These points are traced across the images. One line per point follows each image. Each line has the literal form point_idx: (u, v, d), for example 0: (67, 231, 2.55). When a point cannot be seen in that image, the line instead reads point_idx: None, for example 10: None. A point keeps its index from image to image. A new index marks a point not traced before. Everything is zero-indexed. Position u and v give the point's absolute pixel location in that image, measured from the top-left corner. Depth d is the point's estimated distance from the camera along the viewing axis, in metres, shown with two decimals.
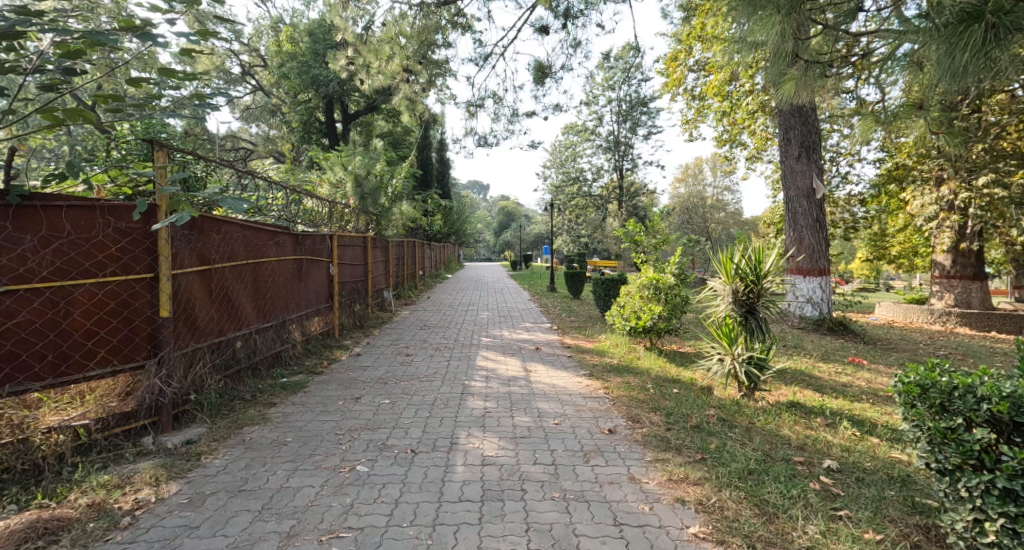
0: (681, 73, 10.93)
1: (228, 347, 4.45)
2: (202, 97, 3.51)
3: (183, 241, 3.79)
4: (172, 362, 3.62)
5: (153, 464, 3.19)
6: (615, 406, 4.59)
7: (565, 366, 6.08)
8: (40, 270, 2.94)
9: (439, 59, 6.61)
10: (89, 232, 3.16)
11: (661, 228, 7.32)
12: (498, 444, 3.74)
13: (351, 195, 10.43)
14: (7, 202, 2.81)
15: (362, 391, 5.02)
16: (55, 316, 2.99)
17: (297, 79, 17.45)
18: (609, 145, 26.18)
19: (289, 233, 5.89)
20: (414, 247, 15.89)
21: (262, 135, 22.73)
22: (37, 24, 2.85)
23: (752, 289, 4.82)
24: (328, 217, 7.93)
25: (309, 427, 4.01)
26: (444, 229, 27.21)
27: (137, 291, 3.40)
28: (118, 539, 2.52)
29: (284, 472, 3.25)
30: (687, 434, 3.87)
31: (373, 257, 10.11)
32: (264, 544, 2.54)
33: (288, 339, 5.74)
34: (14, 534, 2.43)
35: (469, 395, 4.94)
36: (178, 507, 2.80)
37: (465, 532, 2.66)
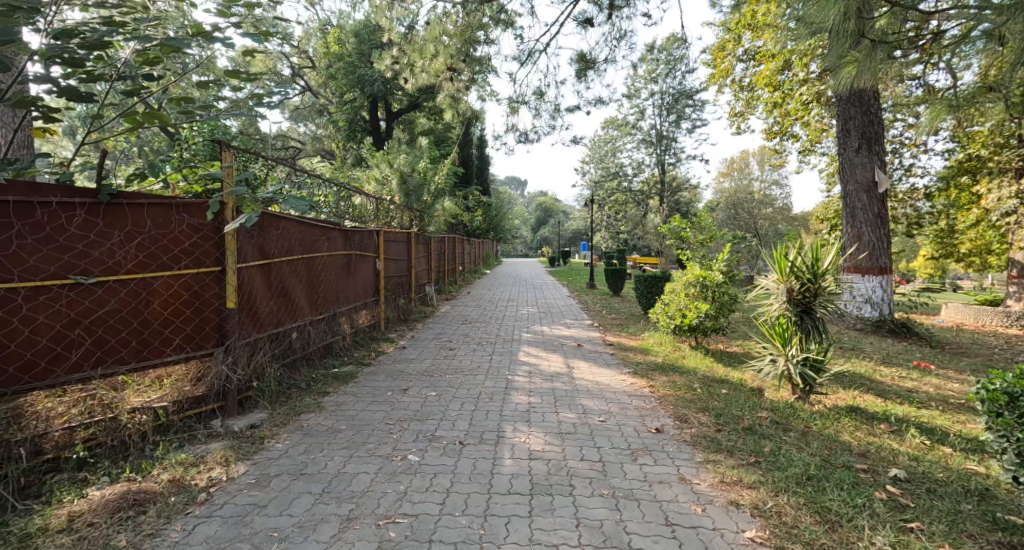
0: (728, 64, 10.60)
1: (285, 337, 4.68)
2: (259, 97, 3.69)
3: (248, 237, 4.00)
4: (237, 351, 3.83)
5: (223, 445, 3.40)
6: (661, 405, 4.53)
7: (608, 363, 6.02)
8: (125, 263, 3.15)
9: (482, 56, 6.66)
10: (166, 228, 3.37)
11: (709, 224, 7.07)
12: (545, 439, 3.77)
13: (395, 192, 10.64)
14: (99, 200, 3.03)
15: (409, 383, 5.14)
16: (138, 306, 3.20)
17: (344, 79, 18.04)
18: (651, 138, 25.65)
19: (341, 229, 6.10)
20: (454, 243, 16.08)
21: (310, 134, 23.47)
22: (121, 33, 3.07)
23: (809, 288, 4.63)
24: (375, 213, 8.15)
25: (362, 416, 4.16)
26: (485, 225, 27.41)
27: (207, 284, 3.62)
28: (196, 513, 2.70)
29: (341, 458, 3.39)
30: (740, 436, 3.78)
31: (416, 253, 10.33)
32: (326, 525, 2.65)
33: (338, 331, 5.96)
34: (109, 503, 2.65)
35: (513, 390, 4.99)
36: (247, 487, 2.97)
37: (516, 525, 2.70)
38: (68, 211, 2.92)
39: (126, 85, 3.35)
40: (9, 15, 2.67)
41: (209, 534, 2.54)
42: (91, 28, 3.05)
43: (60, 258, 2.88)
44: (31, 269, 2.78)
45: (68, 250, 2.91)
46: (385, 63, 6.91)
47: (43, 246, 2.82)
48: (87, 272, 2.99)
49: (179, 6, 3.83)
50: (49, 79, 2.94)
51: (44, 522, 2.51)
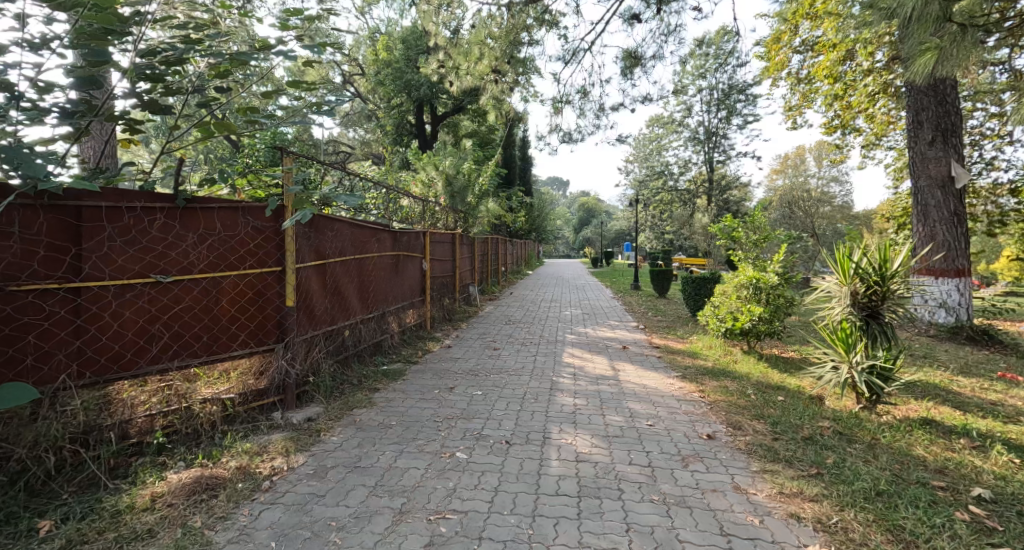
0: (784, 56, 10.17)
1: (338, 335, 4.86)
2: (317, 105, 3.88)
3: (305, 238, 4.18)
4: (296, 347, 4.02)
5: (283, 436, 3.57)
6: (712, 411, 4.41)
7: (655, 367, 5.91)
8: (198, 263, 3.36)
9: (526, 57, 6.72)
10: (233, 230, 3.58)
11: (762, 223, 6.79)
12: (592, 442, 3.75)
13: (440, 194, 10.83)
14: (176, 205, 3.25)
15: (455, 381, 5.23)
16: (208, 303, 3.41)
17: (392, 84, 18.52)
18: (699, 136, 24.98)
19: (389, 230, 6.29)
20: (497, 243, 16.19)
21: (359, 139, 24.17)
22: (196, 50, 3.30)
23: (875, 291, 4.39)
24: (422, 215, 8.32)
25: (411, 413, 4.27)
26: (527, 225, 27.39)
27: (269, 283, 3.81)
28: (261, 499, 2.86)
29: (392, 453, 3.50)
30: (799, 446, 3.63)
31: (461, 254, 10.49)
32: (380, 518, 2.74)
33: (387, 329, 6.13)
34: (185, 486, 2.83)
35: (558, 391, 4.98)
36: (306, 477, 3.11)
37: (565, 527, 2.70)
38: (151, 215, 3.14)
39: (200, 98, 3.60)
40: (104, 38, 2.93)
41: (274, 520, 2.68)
42: (172, 47, 3.30)
43: (142, 258, 3.10)
44: (119, 268, 3.00)
45: (149, 251, 3.13)
46: (430, 67, 6.98)
47: (129, 247, 3.04)
48: (165, 272, 3.21)
49: (241, 20, 4.05)
50: (134, 94, 3.18)
51: (131, 500, 2.72)
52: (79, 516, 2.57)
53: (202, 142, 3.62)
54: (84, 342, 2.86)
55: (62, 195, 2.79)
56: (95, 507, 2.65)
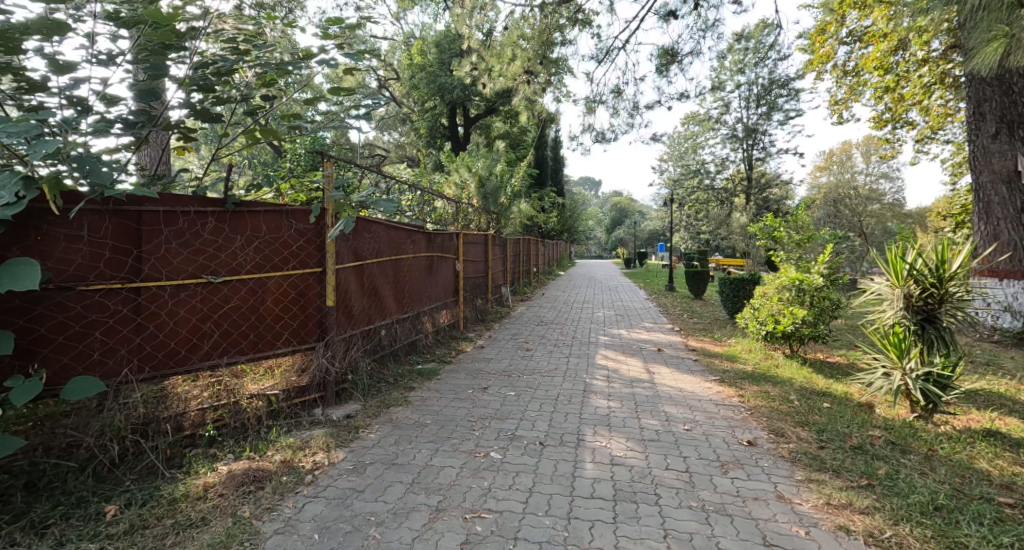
0: (829, 49, 9.80)
1: (375, 334, 4.95)
2: (356, 110, 4.00)
3: (345, 240, 4.29)
4: (335, 345, 4.12)
5: (324, 432, 3.66)
6: (752, 416, 4.29)
7: (692, 370, 5.79)
8: (246, 264, 3.49)
9: (559, 57, 6.71)
10: (278, 233, 3.69)
11: (805, 222, 6.54)
12: (627, 445, 3.70)
13: (473, 195, 10.90)
14: (225, 208, 3.37)
15: (489, 382, 5.26)
16: (255, 303, 3.53)
17: (426, 87, 18.79)
18: (737, 133, 24.35)
19: (424, 232, 6.38)
20: (529, 244, 16.19)
21: (393, 142, 24.60)
22: (245, 61, 3.45)
23: (932, 293, 4.19)
24: (455, 216, 8.40)
25: (446, 412, 4.31)
26: (559, 226, 27.27)
27: (310, 283, 3.92)
28: (304, 492, 2.94)
29: (428, 451, 3.54)
30: (847, 456, 3.48)
31: (493, 255, 10.53)
32: (417, 514, 2.78)
33: (421, 329, 6.22)
34: (234, 478, 2.94)
35: (592, 393, 4.94)
36: (346, 472, 3.18)
37: (601, 530, 2.68)
38: (203, 218, 3.27)
39: (248, 106, 3.74)
40: (162, 52, 3.09)
41: (316, 513, 2.75)
42: (224, 59, 3.46)
43: (195, 259, 3.23)
44: (175, 269, 3.13)
45: (202, 253, 3.26)
46: (463, 70, 7.02)
47: (183, 249, 3.17)
48: (216, 272, 3.33)
49: (283, 29, 4.20)
50: (187, 104, 3.34)
51: (186, 489, 2.83)
52: (140, 503, 2.69)
53: (248, 148, 3.76)
54: (143, 338, 3.00)
55: (124, 200, 2.94)
56: (155, 495, 2.77)
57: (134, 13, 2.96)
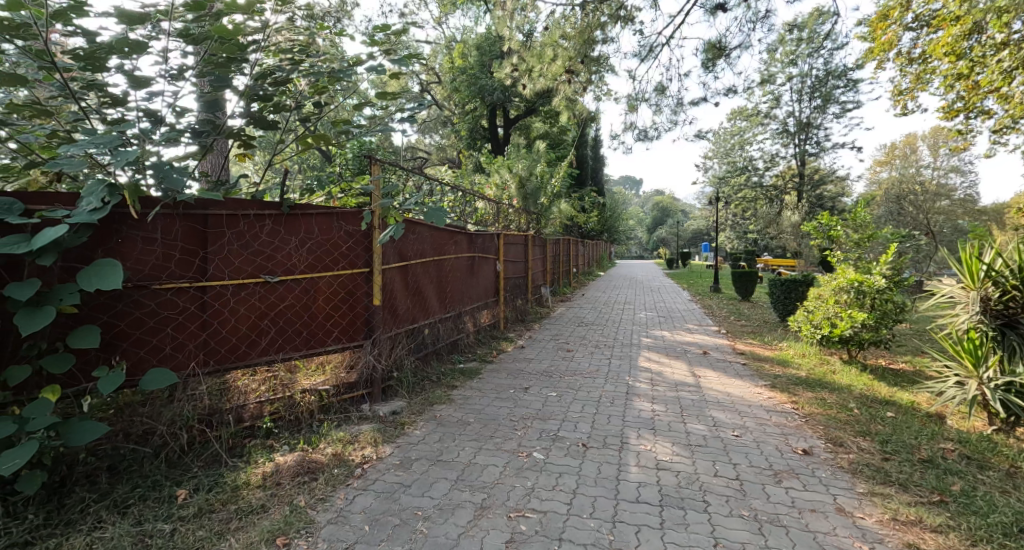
0: (893, 36, 9.26)
1: (418, 333, 5.05)
2: (401, 115, 4.11)
3: (391, 242, 4.39)
4: (382, 344, 4.23)
5: (371, 427, 3.77)
6: (807, 424, 4.12)
7: (740, 374, 5.61)
8: (299, 265, 3.64)
9: (600, 55, 6.66)
10: (328, 234, 3.83)
11: (866, 220, 6.18)
12: (673, 450, 3.63)
13: (514, 196, 10.94)
14: (281, 211, 3.51)
15: (530, 382, 5.27)
16: (307, 301, 3.68)
17: (467, 90, 19.00)
18: (787, 128, 23.42)
19: (466, 233, 6.46)
20: (569, 245, 16.10)
21: (434, 145, 25.01)
22: (300, 71, 3.62)
23: (1011, 297, 3.92)
24: (495, 217, 8.46)
25: (488, 411, 4.35)
26: (600, 226, 27.00)
27: (358, 283, 4.05)
28: (354, 485, 3.04)
29: (471, 449, 3.59)
30: (913, 469, 3.30)
31: (533, 256, 10.54)
32: (462, 511, 2.82)
33: (462, 329, 6.29)
34: (290, 468, 3.07)
35: (635, 395, 4.88)
36: (392, 467, 3.27)
37: (647, 535, 2.64)
38: (261, 221, 3.43)
39: (302, 113, 3.91)
40: (226, 65, 3.28)
41: (366, 505, 2.84)
42: (281, 70, 3.64)
43: (255, 260, 3.39)
44: (236, 269, 3.30)
45: (260, 254, 3.42)
46: (504, 72, 7.05)
47: (244, 250, 3.34)
48: (272, 272, 3.49)
49: (332, 38, 4.36)
50: (248, 114, 3.54)
51: (247, 477, 2.98)
52: (207, 488, 2.85)
53: (302, 154, 3.92)
54: (208, 334, 3.18)
55: (192, 204, 3.12)
56: (220, 481, 2.93)
57: (203, 30, 3.17)
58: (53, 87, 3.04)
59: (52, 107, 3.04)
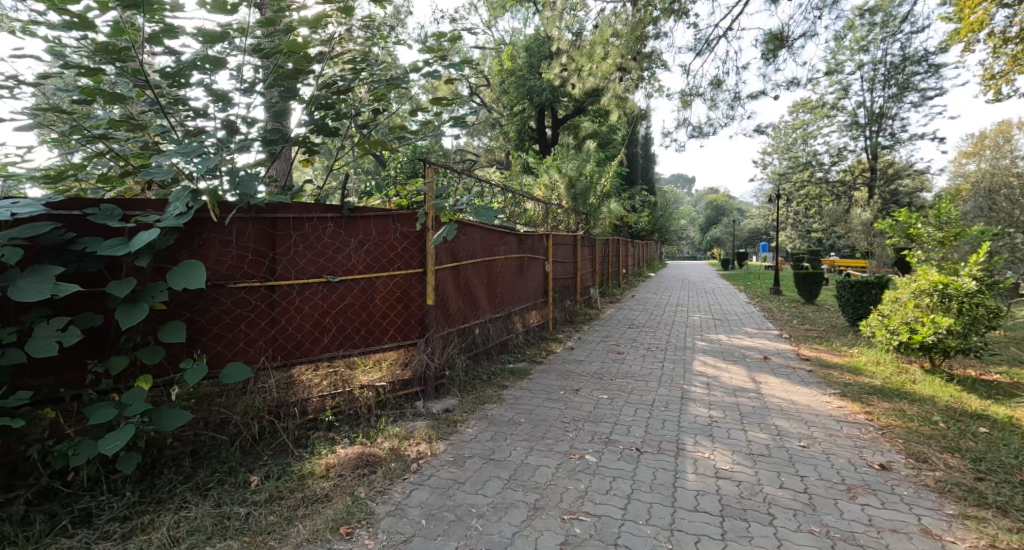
0: (982, 15, 8.51)
1: (469, 333, 5.12)
2: (455, 118, 4.20)
3: (444, 243, 4.47)
4: (435, 342, 4.32)
5: (426, 424, 3.86)
6: (884, 437, 3.87)
7: (806, 382, 5.33)
8: (358, 265, 3.77)
9: (652, 51, 6.53)
10: (385, 236, 3.95)
11: (953, 216, 5.75)
12: (732, 458, 3.51)
13: (563, 196, 10.88)
14: (341, 214, 3.65)
15: (581, 384, 5.23)
16: (365, 301, 3.81)
17: (516, 92, 19.11)
18: (856, 120, 22.05)
19: (516, 233, 6.49)
20: (619, 245, 15.85)
21: (483, 147, 25.29)
22: (360, 79, 3.78)
23: None
24: (544, 217, 8.46)
25: (539, 411, 4.35)
26: (650, 226, 26.43)
27: (413, 283, 4.15)
28: (411, 479, 3.12)
29: (523, 449, 3.60)
30: (1011, 492, 3.03)
31: (582, 257, 10.47)
32: (516, 510, 2.84)
33: (512, 330, 6.33)
34: (351, 460, 3.19)
35: (690, 400, 4.75)
36: (447, 463, 3.33)
37: (708, 546, 2.57)
38: (323, 223, 3.58)
39: (362, 120, 4.07)
40: (294, 77, 3.46)
41: (422, 500, 2.91)
42: (343, 80, 3.81)
43: (318, 261, 3.55)
44: (301, 269, 3.47)
45: (323, 254, 3.58)
46: (553, 72, 7.04)
47: (307, 251, 3.50)
48: (333, 273, 3.64)
49: (387, 46, 4.50)
50: (313, 122, 3.72)
51: (311, 467, 3.12)
52: (276, 476, 3.00)
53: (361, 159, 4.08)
54: (277, 330, 3.36)
55: (263, 208, 3.30)
56: (288, 470, 3.08)
57: (273, 44, 3.37)
58: (144, 102, 3.30)
59: (143, 121, 3.30)
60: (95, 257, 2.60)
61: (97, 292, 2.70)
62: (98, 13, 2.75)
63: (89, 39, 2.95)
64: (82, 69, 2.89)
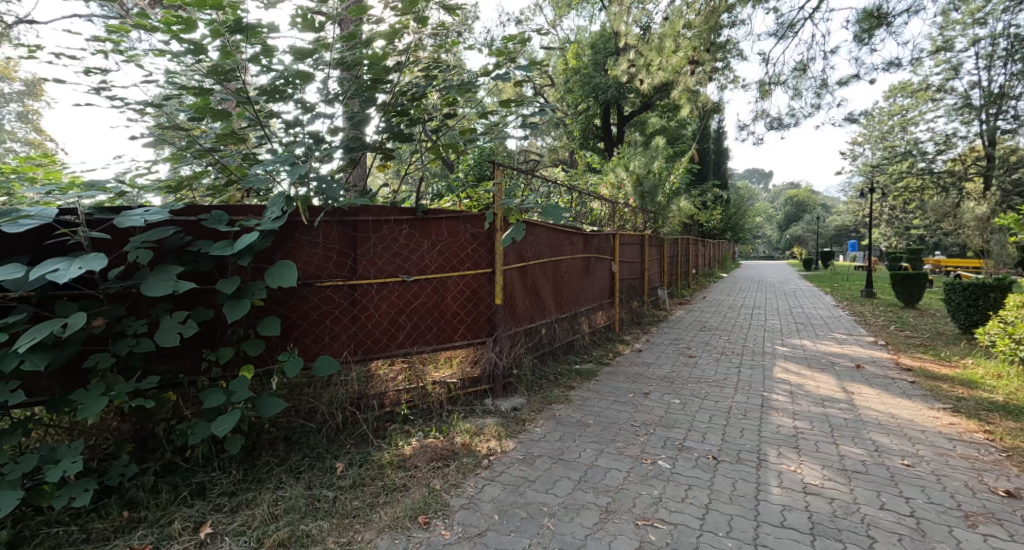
0: None
1: (536, 332, 5.15)
2: (524, 119, 4.25)
3: (512, 243, 4.53)
4: (503, 341, 4.37)
5: (495, 421, 3.94)
6: (1008, 461, 3.49)
7: (908, 395, 4.89)
8: (430, 266, 3.91)
9: (727, 41, 6.26)
10: (456, 237, 4.06)
11: None
12: (822, 473, 3.30)
13: (631, 194, 10.65)
14: (416, 216, 3.80)
15: (650, 387, 5.11)
16: (437, 300, 3.94)
17: (581, 90, 18.97)
18: (963, 104, 19.92)
19: (582, 233, 6.45)
20: (689, 245, 15.31)
21: (546, 147, 25.31)
22: (434, 85, 3.92)
23: None
24: (611, 216, 8.34)
25: (608, 414, 4.30)
26: (722, 224, 25.29)
27: (482, 283, 4.23)
28: (483, 475, 3.20)
29: (593, 451, 3.58)
30: None
31: (650, 256, 10.22)
32: (588, 512, 2.84)
33: (578, 330, 6.30)
34: (427, 453, 3.32)
35: (771, 409, 4.51)
36: (517, 461, 3.38)
37: None
38: (399, 225, 3.74)
39: (436, 125, 4.21)
40: (374, 87, 3.66)
41: (495, 496, 2.97)
42: (418, 86, 3.95)
43: (394, 261, 3.71)
44: (379, 269, 3.64)
45: (399, 255, 3.74)
46: (621, 68, 6.93)
47: (385, 252, 3.67)
48: (407, 272, 3.79)
49: (457, 51, 4.63)
50: (390, 129, 3.90)
51: (390, 457, 3.28)
52: (359, 464, 3.18)
53: (434, 163, 4.23)
54: (357, 327, 3.55)
55: (345, 211, 3.50)
56: (369, 458, 3.25)
57: (355, 57, 3.57)
58: (244, 117, 3.61)
59: (242, 134, 3.60)
60: (207, 258, 2.88)
61: (208, 289, 2.99)
62: (208, 37, 3.03)
63: (199, 62, 3.27)
64: (194, 90, 3.20)
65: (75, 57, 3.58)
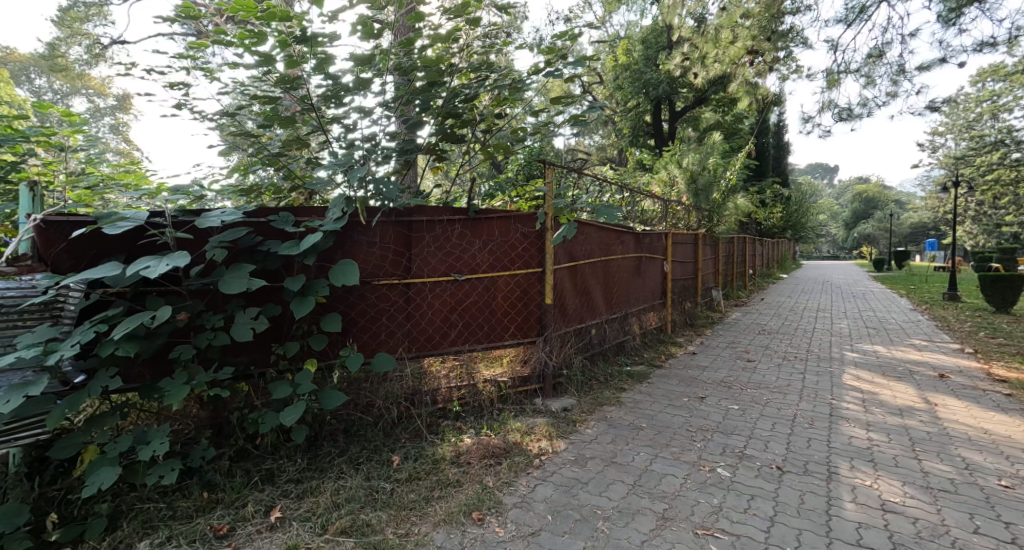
0: None
1: (586, 333, 5.10)
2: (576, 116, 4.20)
3: (562, 243, 4.49)
4: (553, 341, 4.35)
5: (545, 421, 3.93)
6: None
7: (1002, 408, 4.48)
8: (481, 265, 3.94)
9: (791, 29, 5.96)
10: (507, 236, 4.08)
11: None
12: (902, 490, 3.08)
13: (684, 192, 10.34)
14: (468, 216, 3.85)
15: (705, 391, 4.95)
16: (487, 298, 3.97)
17: (631, 87, 18.60)
18: None
19: (633, 233, 6.32)
20: (746, 245, 14.70)
21: (595, 146, 25.02)
22: (486, 86, 3.95)
23: None
24: (663, 215, 8.13)
25: (662, 417, 4.20)
26: (782, 222, 24.12)
27: (532, 282, 4.22)
28: (536, 474, 3.20)
29: (647, 455, 3.50)
30: None
31: (704, 256, 9.90)
32: (643, 518, 2.78)
33: (629, 331, 6.18)
34: (479, 450, 3.35)
35: (840, 418, 4.26)
36: (569, 462, 3.36)
37: None
38: (452, 225, 3.79)
39: (487, 126, 4.24)
40: (429, 90, 3.73)
41: (548, 496, 2.96)
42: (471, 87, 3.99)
43: (446, 260, 3.77)
44: (432, 268, 3.71)
45: (451, 254, 3.79)
46: (674, 62, 6.74)
47: (438, 251, 3.73)
48: (459, 271, 3.84)
49: (508, 51, 4.64)
50: (443, 131, 3.97)
51: (442, 453, 3.34)
52: (413, 458, 3.25)
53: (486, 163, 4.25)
54: (411, 324, 3.64)
55: (401, 211, 3.59)
56: (422, 453, 3.32)
57: (411, 61, 3.65)
58: (307, 123, 3.77)
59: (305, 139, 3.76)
60: (276, 257, 3.03)
61: (276, 286, 3.14)
62: (275, 48, 3.18)
63: (266, 72, 3.43)
64: (263, 98, 3.37)
65: (155, 74, 3.84)
